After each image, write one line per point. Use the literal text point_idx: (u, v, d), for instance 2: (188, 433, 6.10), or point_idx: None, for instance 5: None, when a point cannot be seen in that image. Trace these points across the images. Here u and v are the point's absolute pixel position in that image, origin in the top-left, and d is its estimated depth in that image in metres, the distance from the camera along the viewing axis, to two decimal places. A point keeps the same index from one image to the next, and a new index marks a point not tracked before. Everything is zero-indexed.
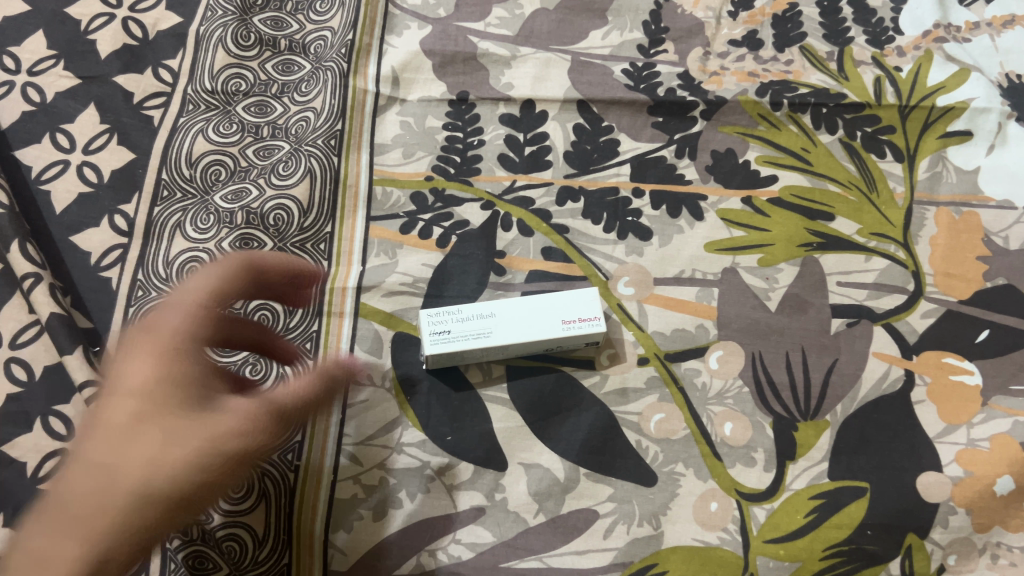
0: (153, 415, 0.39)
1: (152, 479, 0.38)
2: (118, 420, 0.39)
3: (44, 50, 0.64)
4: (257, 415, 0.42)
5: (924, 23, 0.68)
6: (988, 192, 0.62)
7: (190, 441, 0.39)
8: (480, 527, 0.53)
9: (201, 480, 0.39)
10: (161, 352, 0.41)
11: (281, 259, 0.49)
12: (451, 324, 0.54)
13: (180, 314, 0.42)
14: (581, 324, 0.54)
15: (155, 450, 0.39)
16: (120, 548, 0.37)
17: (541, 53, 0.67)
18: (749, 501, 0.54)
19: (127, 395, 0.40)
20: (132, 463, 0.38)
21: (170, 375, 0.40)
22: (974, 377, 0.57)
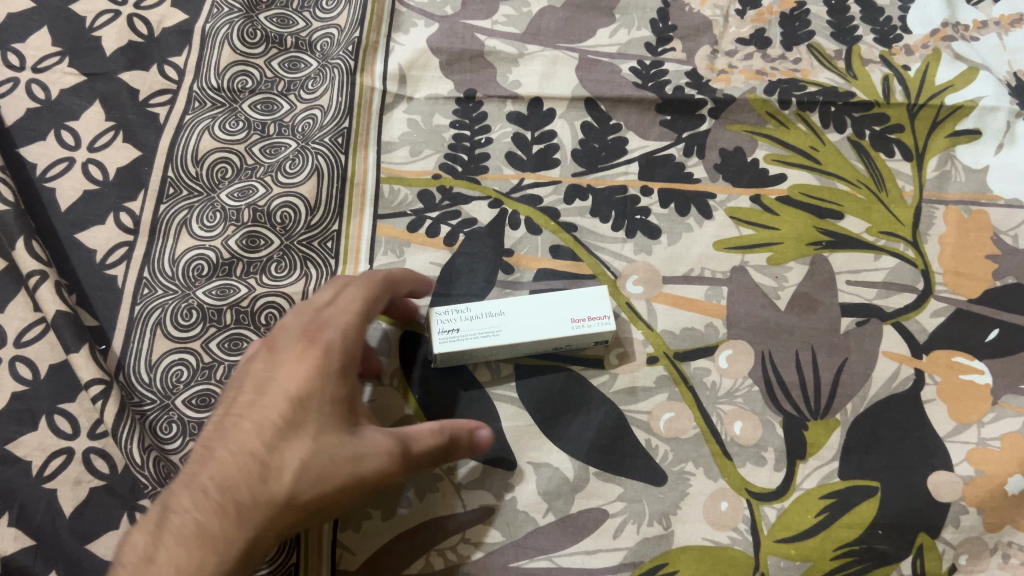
0: (307, 424, 0.43)
1: (301, 481, 0.41)
2: (274, 418, 0.43)
3: (48, 47, 0.64)
4: (394, 442, 0.45)
5: (932, 22, 0.68)
6: (997, 191, 0.62)
7: (337, 454, 0.43)
8: (490, 526, 0.53)
9: (343, 490, 0.43)
10: (320, 364, 0.44)
11: (405, 276, 0.53)
12: (461, 322, 0.53)
13: (346, 331, 0.46)
14: (591, 323, 0.54)
15: (306, 455, 0.42)
16: (265, 534, 0.41)
17: (549, 51, 0.67)
18: (759, 500, 0.53)
19: (278, 398, 0.43)
20: (287, 461, 0.42)
21: (323, 387, 0.44)
22: (984, 376, 0.56)
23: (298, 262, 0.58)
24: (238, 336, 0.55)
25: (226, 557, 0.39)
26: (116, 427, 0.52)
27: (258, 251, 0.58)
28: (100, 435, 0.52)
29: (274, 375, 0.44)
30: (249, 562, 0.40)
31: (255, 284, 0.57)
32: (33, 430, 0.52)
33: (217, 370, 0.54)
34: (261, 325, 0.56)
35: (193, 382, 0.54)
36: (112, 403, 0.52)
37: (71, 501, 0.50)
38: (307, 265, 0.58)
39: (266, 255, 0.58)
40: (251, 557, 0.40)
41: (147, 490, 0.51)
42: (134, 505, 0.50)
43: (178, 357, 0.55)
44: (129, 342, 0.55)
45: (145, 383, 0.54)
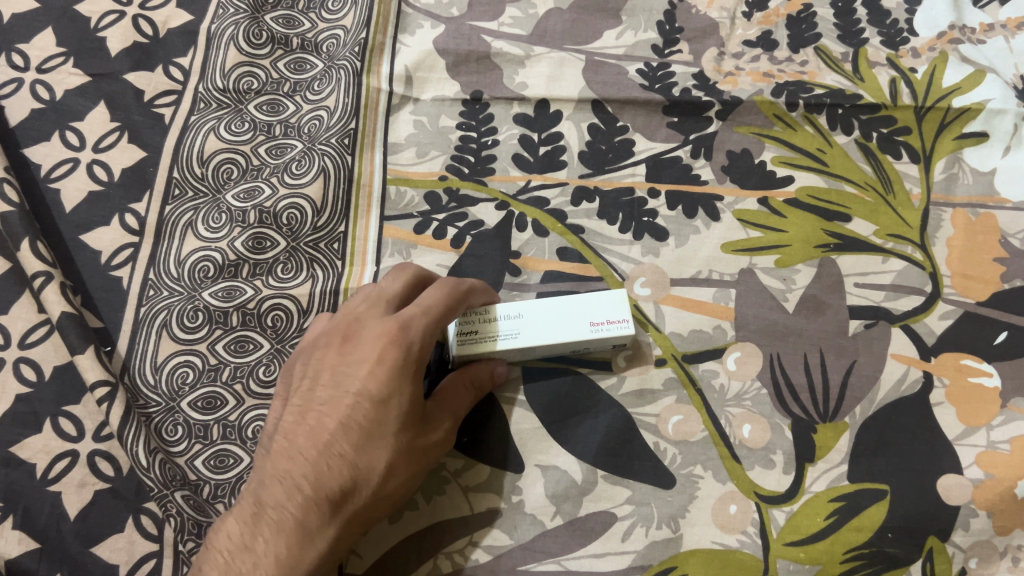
0: (386, 428, 0.46)
1: (386, 480, 0.46)
2: (356, 420, 0.46)
3: (53, 47, 0.65)
4: (446, 431, 0.49)
5: (938, 25, 0.68)
6: (1004, 193, 0.61)
7: (409, 453, 0.47)
8: (498, 530, 0.52)
9: (414, 481, 0.47)
10: (400, 370, 0.47)
11: (485, 290, 0.53)
12: (479, 324, 0.53)
13: (425, 336, 0.48)
14: (609, 326, 0.53)
15: (388, 458, 0.46)
16: (351, 528, 0.45)
17: (555, 53, 0.67)
18: (768, 504, 0.53)
19: (358, 399, 0.46)
20: (372, 463, 0.45)
21: (403, 393, 0.46)
22: (993, 379, 0.56)
23: (304, 263, 0.58)
24: (244, 338, 0.55)
25: (320, 552, 0.44)
26: (123, 429, 0.51)
27: (264, 253, 0.58)
28: (105, 438, 0.51)
29: (352, 372, 0.47)
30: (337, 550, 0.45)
31: (261, 286, 0.57)
32: (38, 432, 0.52)
33: (223, 372, 0.54)
34: (267, 326, 0.56)
35: (199, 384, 0.54)
36: (119, 404, 0.52)
37: (76, 504, 0.50)
38: (313, 267, 0.58)
39: (272, 256, 0.58)
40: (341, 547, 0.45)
41: (154, 493, 0.50)
42: (139, 508, 0.50)
43: (184, 359, 0.54)
44: (134, 344, 0.55)
45: (151, 385, 0.54)
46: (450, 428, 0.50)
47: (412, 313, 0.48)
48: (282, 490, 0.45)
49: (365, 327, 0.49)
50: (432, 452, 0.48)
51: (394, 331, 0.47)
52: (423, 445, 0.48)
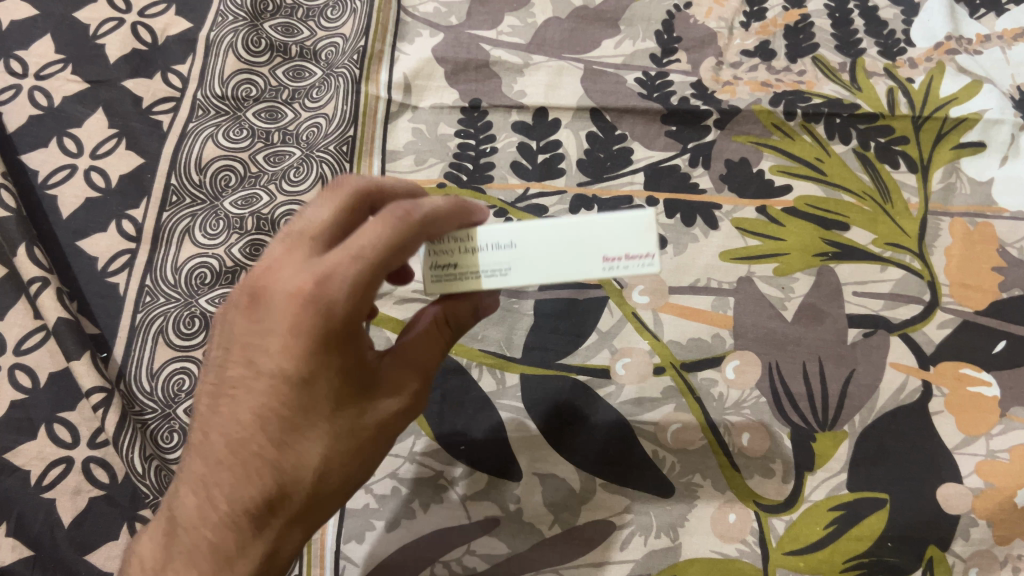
0: (310, 419, 0.37)
1: (321, 476, 0.38)
2: (274, 412, 0.37)
3: (52, 54, 0.65)
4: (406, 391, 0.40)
5: (936, 35, 0.67)
6: (1003, 203, 0.60)
7: (349, 439, 0.38)
8: (495, 538, 0.53)
9: (367, 459, 0.40)
10: (318, 348, 0.36)
11: (453, 208, 0.36)
12: (458, 256, 0.38)
13: (362, 298, 0.35)
14: (628, 264, 0.36)
15: (319, 452, 0.38)
16: (286, 533, 0.40)
17: (554, 61, 0.67)
18: (768, 512, 0.53)
19: (273, 383, 0.37)
20: (299, 464, 0.38)
21: (329, 372, 0.37)
22: (991, 388, 0.55)
23: None
24: None
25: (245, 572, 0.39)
26: (119, 435, 0.51)
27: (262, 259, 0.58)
28: (100, 444, 0.52)
29: (264, 346, 0.37)
30: (277, 557, 0.40)
31: None
32: (32, 438, 0.53)
33: None
34: None
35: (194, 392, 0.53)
36: (114, 411, 0.51)
37: (69, 511, 0.51)
38: None
39: None
40: (280, 551, 0.40)
41: (148, 500, 0.51)
42: (133, 515, 0.51)
43: (181, 366, 0.54)
44: (130, 351, 0.55)
45: (146, 392, 0.54)
46: (411, 385, 0.41)
47: (337, 261, 0.35)
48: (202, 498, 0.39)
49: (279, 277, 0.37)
50: (383, 423, 0.40)
51: (311, 290, 0.35)
52: (369, 422, 0.39)
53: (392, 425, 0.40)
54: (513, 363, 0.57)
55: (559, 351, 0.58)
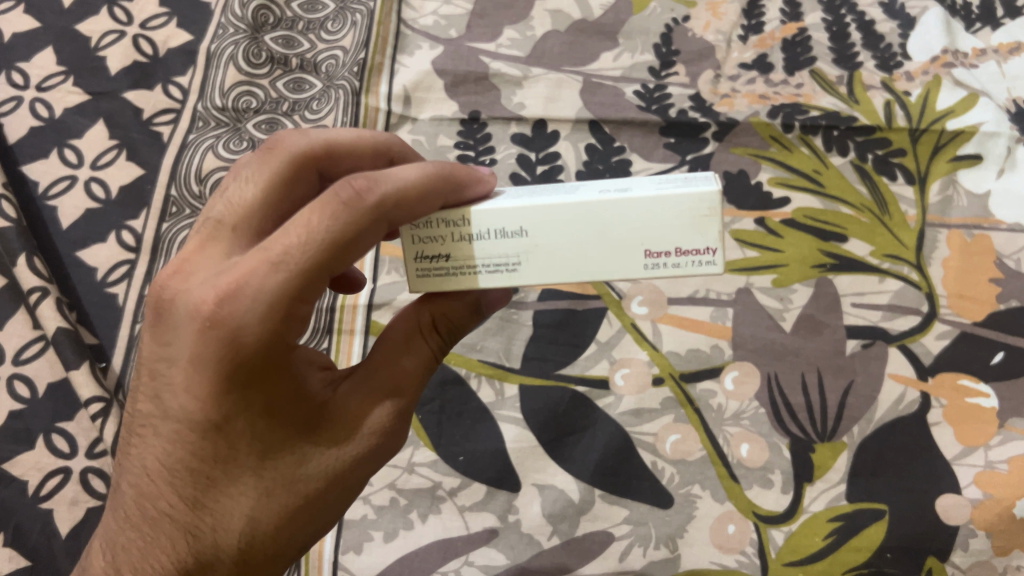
0: (232, 468, 0.35)
1: (251, 537, 0.36)
2: (188, 460, 0.35)
3: (53, 66, 0.65)
4: (368, 430, 0.37)
5: (932, 49, 0.66)
6: (1000, 215, 0.60)
7: (284, 493, 0.35)
8: (494, 549, 0.53)
9: (319, 514, 0.37)
10: (229, 382, 0.34)
11: (417, 182, 0.34)
12: (448, 245, 0.36)
13: (274, 316, 0.33)
14: (676, 260, 0.34)
15: (244, 508, 0.35)
16: None
17: (553, 74, 0.67)
18: (767, 524, 0.53)
19: (186, 427, 0.35)
20: (222, 517, 0.35)
21: (248, 410, 0.34)
22: (990, 399, 0.55)
23: None
24: None
25: None
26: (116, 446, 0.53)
27: None
28: (98, 454, 0.53)
29: (173, 381, 0.35)
30: None
31: None
32: (30, 449, 0.53)
33: None
34: None
35: None
36: (112, 421, 0.53)
37: (67, 521, 0.52)
38: None
39: None
40: None
41: None
42: None
43: None
44: (129, 361, 0.56)
45: None
46: (376, 420, 0.37)
47: (252, 270, 0.33)
48: (124, 561, 0.37)
49: (187, 296, 0.35)
50: (334, 471, 0.36)
51: (215, 312, 0.33)
52: (310, 473, 0.36)
53: (348, 473, 0.37)
54: (511, 374, 0.57)
55: (559, 361, 0.58)
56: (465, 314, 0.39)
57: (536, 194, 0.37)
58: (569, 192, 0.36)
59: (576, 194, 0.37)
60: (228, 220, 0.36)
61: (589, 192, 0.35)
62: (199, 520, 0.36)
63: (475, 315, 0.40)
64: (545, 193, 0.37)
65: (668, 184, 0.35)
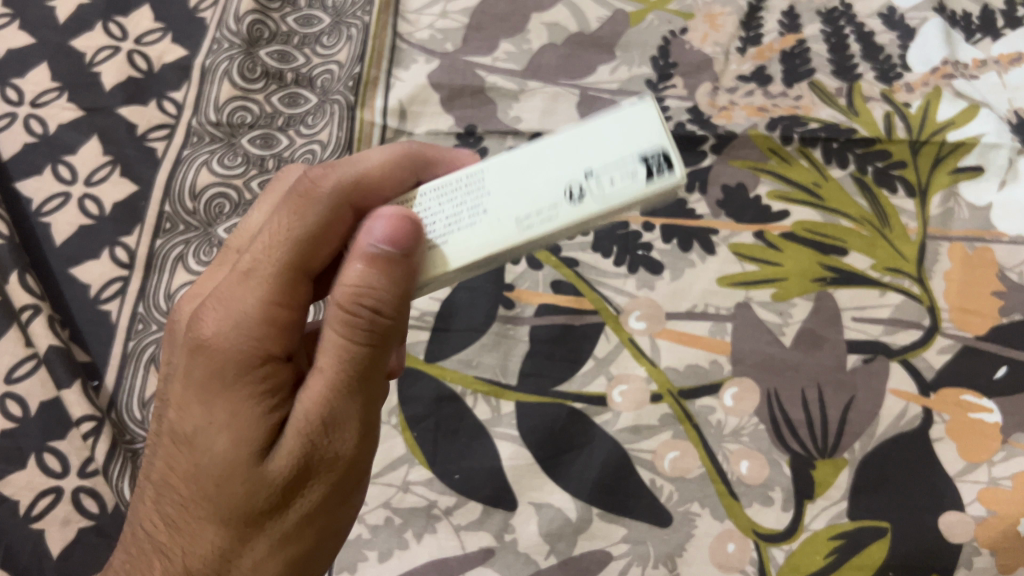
0: (194, 493, 0.34)
1: (215, 566, 0.34)
2: (170, 482, 0.35)
3: (48, 82, 0.65)
4: (295, 436, 0.33)
5: (931, 60, 0.66)
6: (1002, 228, 0.59)
7: (237, 520, 0.33)
8: (489, 569, 0.52)
9: (283, 548, 0.34)
10: (202, 394, 0.34)
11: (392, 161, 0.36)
12: None
13: (251, 328, 0.33)
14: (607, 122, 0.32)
15: (208, 533, 0.34)
16: None
17: (549, 87, 0.66)
18: (767, 542, 0.52)
19: (171, 443, 0.35)
20: (193, 541, 0.34)
21: (210, 428, 0.33)
22: (994, 414, 0.54)
23: None
24: None
25: None
26: (109, 465, 0.52)
27: None
28: (89, 474, 0.52)
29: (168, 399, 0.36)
30: None
31: None
32: (22, 468, 0.53)
33: None
34: None
35: None
36: (103, 440, 0.53)
37: (59, 542, 0.51)
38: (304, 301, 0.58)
39: None
40: None
41: None
42: None
43: None
44: (121, 379, 0.55)
45: (137, 421, 0.54)
46: (302, 423, 0.33)
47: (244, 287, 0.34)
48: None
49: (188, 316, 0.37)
50: (279, 495, 0.33)
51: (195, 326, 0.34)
52: (255, 497, 0.33)
53: (303, 497, 0.34)
54: (507, 391, 0.57)
55: (556, 378, 0.57)
56: (370, 272, 0.32)
57: (490, 256, 0.33)
58: (524, 251, 0.33)
59: (526, 235, 0.32)
60: (237, 247, 0.38)
61: (562, 235, 0.32)
62: (176, 543, 0.35)
63: (387, 273, 0.32)
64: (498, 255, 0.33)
65: (632, 209, 0.31)
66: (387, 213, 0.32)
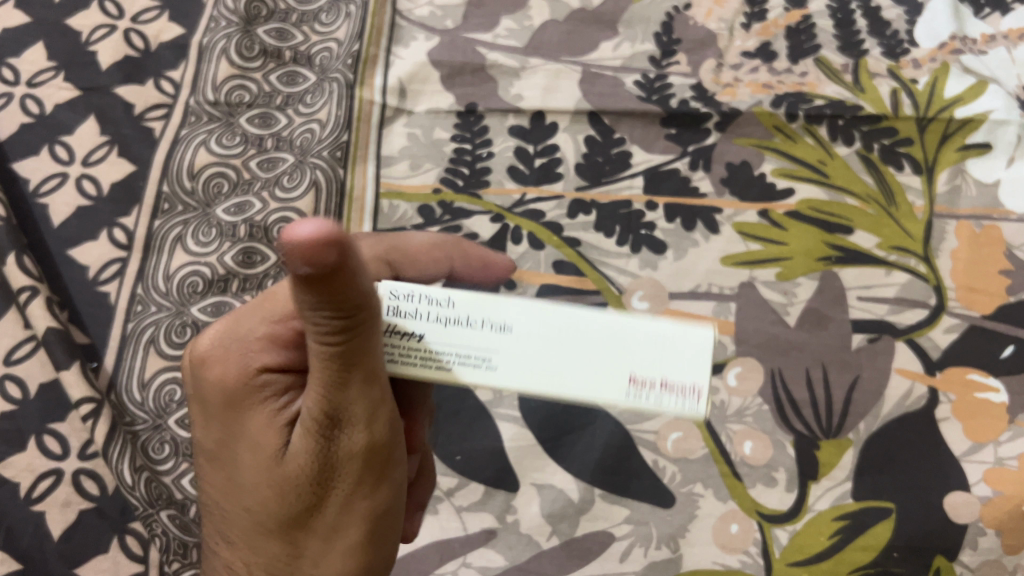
0: (240, 506, 0.34)
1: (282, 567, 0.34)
2: (219, 503, 0.36)
3: (44, 61, 0.64)
4: (306, 433, 0.31)
5: (939, 35, 0.64)
6: (1009, 206, 0.59)
7: (281, 521, 0.33)
8: (492, 550, 0.52)
9: (336, 542, 0.33)
10: (222, 410, 0.34)
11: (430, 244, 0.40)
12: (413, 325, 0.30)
13: (252, 342, 0.34)
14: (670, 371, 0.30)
15: (266, 539, 0.34)
16: None
17: (550, 64, 0.66)
18: (770, 523, 0.52)
19: (211, 462, 0.36)
20: (257, 548, 0.35)
21: (238, 440, 0.33)
22: (1000, 394, 0.54)
23: None
24: None
25: None
26: (108, 448, 0.53)
27: (254, 267, 0.58)
28: (90, 456, 0.52)
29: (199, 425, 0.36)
30: None
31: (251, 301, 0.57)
32: (22, 451, 0.53)
33: None
34: None
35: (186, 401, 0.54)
36: (103, 422, 0.53)
37: (60, 523, 0.51)
38: None
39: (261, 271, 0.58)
40: None
41: (139, 512, 0.52)
42: (124, 528, 0.52)
43: (171, 376, 0.55)
44: (121, 361, 0.55)
45: (137, 403, 0.54)
46: (308, 423, 0.31)
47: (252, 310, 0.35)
48: None
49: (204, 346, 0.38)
50: (310, 489, 0.32)
51: (194, 355, 0.35)
52: (289, 497, 0.32)
53: (335, 488, 0.32)
54: None
55: None
56: (306, 294, 0.26)
57: (495, 318, 0.29)
58: (530, 339, 0.29)
59: (545, 312, 0.29)
60: None
61: (574, 356, 0.29)
62: (242, 552, 0.36)
63: (322, 294, 0.25)
64: (506, 322, 0.29)
65: (658, 348, 0.28)
66: (303, 234, 0.23)
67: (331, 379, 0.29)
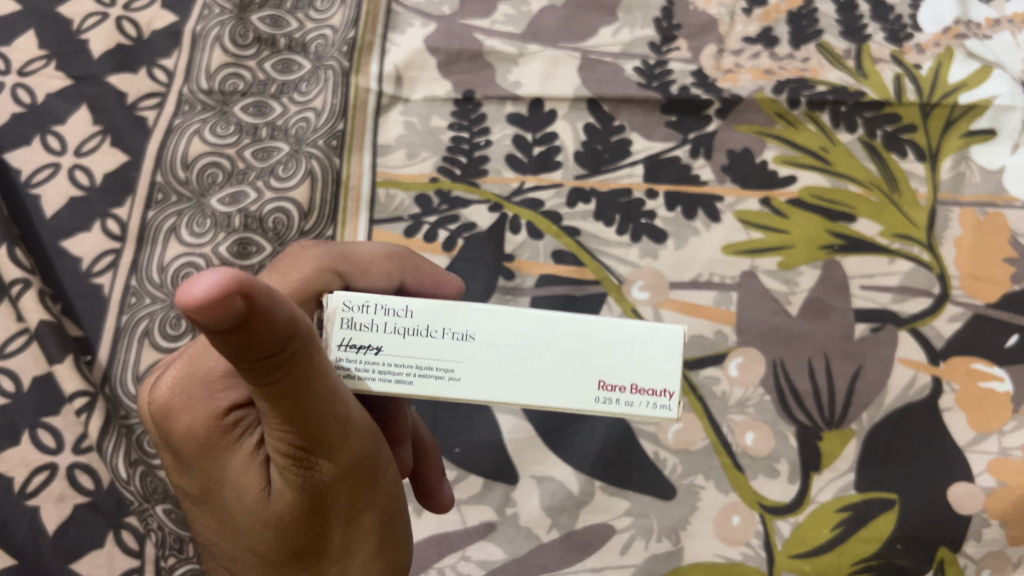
0: (237, 554, 0.32)
1: None
2: (212, 548, 0.34)
3: (35, 50, 0.63)
4: (285, 470, 0.29)
5: (943, 19, 0.63)
6: (1014, 192, 0.58)
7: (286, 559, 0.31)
8: (491, 543, 0.52)
9: (351, 558, 0.33)
10: (190, 461, 0.31)
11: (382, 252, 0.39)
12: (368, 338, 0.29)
13: (215, 383, 0.31)
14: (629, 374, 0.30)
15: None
16: None
17: (549, 51, 0.65)
18: (773, 514, 0.51)
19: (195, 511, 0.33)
20: None
21: (215, 489, 0.31)
22: (1005, 383, 0.53)
23: None
24: None
25: None
26: (103, 442, 0.53)
27: (250, 258, 0.57)
28: (85, 450, 0.52)
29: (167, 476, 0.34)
30: None
31: None
32: (16, 445, 0.52)
33: None
34: None
35: None
36: (98, 415, 0.53)
37: (54, 518, 0.51)
38: None
39: (256, 261, 0.57)
40: None
41: (134, 507, 0.52)
42: (120, 522, 0.51)
43: None
44: (115, 353, 0.55)
45: (132, 396, 0.54)
46: (283, 459, 0.29)
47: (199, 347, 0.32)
48: None
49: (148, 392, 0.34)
50: (306, 519, 0.31)
51: (154, 407, 0.32)
52: (288, 534, 0.31)
53: (334, 510, 0.31)
54: None
55: None
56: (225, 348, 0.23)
57: (459, 326, 0.29)
58: (495, 346, 0.29)
59: (506, 319, 0.29)
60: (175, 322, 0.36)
61: (538, 360, 0.29)
62: None
63: (239, 346, 0.23)
64: (469, 330, 0.29)
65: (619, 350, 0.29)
66: (204, 286, 0.21)
67: (290, 419, 0.27)
